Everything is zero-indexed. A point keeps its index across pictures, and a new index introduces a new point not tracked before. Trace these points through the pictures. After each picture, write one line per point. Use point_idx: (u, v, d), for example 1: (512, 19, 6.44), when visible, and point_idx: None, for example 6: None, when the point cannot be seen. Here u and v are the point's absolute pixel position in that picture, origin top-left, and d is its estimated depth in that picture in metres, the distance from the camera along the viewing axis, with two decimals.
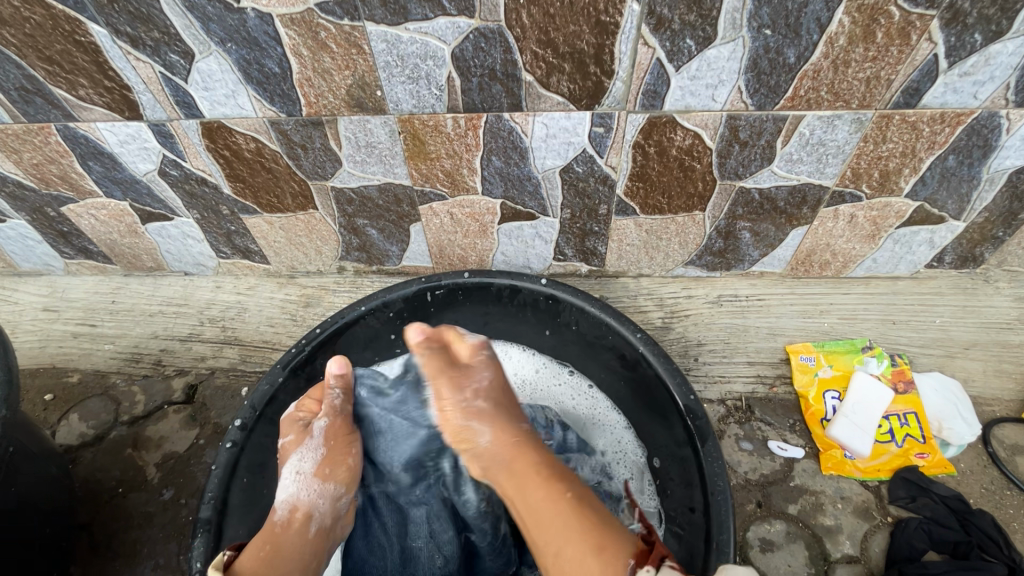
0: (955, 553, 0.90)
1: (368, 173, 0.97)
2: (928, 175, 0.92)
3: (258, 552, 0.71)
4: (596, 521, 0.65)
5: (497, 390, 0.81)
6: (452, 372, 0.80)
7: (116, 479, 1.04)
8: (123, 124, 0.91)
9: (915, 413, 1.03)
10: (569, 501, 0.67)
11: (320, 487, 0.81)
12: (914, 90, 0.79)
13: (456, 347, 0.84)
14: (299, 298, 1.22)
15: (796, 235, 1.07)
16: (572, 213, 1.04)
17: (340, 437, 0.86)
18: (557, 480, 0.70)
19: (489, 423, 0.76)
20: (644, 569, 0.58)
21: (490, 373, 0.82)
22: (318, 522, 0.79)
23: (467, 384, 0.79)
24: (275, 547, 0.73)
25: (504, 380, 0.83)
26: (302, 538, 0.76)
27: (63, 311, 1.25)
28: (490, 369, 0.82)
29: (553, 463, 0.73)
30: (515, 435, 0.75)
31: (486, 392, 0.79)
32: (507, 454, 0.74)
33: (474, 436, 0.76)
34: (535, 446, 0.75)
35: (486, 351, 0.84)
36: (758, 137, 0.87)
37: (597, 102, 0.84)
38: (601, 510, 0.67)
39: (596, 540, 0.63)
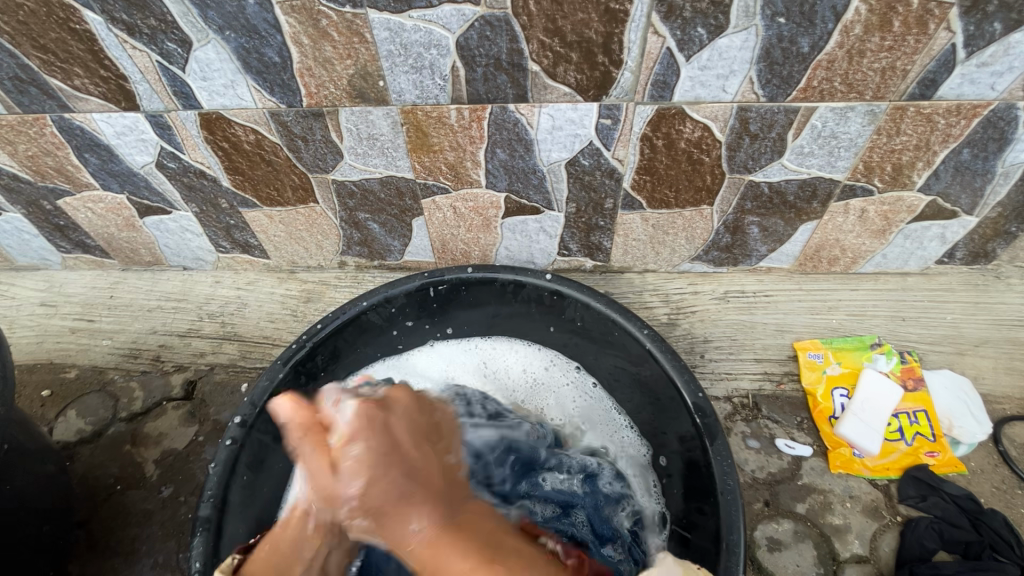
0: (968, 553, 0.89)
1: (369, 166, 0.95)
2: (942, 169, 0.90)
3: (260, 555, 0.68)
4: None
5: (376, 481, 0.57)
6: (320, 476, 0.58)
7: (114, 476, 1.03)
8: (119, 115, 0.90)
9: (926, 410, 1.02)
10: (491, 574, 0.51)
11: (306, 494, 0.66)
12: (930, 81, 0.77)
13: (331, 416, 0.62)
14: (300, 293, 1.20)
15: (805, 230, 1.05)
16: (577, 207, 1.02)
17: None
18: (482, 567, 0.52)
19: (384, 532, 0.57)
20: None
21: (361, 443, 0.58)
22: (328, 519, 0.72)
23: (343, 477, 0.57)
24: (274, 548, 0.68)
25: (389, 443, 0.59)
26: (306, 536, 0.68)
27: (61, 306, 1.23)
28: (385, 418, 0.62)
29: (483, 544, 0.54)
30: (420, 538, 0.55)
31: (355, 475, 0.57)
32: (427, 561, 0.53)
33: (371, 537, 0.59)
34: (451, 523, 0.56)
35: (363, 432, 0.59)
36: (769, 129, 0.85)
37: (604, 93, 0.82)
38: None
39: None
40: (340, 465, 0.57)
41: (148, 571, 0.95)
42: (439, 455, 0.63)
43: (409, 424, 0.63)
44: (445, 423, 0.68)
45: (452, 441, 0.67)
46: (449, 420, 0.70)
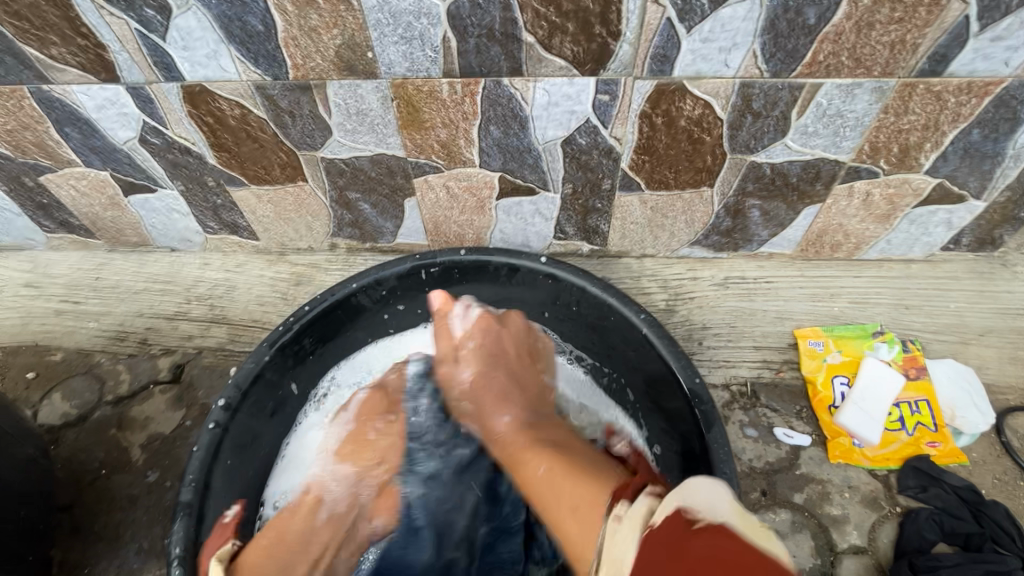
0: (968, 544, 0.87)
1: (359, 143, 0.93)
2: (951, 151, 0.87)
3: (262, 541, 0.74)
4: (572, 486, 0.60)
5: (486, 375, 0.86)
6: (444, 356, 0.92)
7: (99, 460, 1.01)
8: (99, 87, 0.86)
9: (928, 400, 0.99)
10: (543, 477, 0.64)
11: (335, 471, 0.85)
12: (941, 56, 0.74)
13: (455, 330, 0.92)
14: (290, 276, 1.18)
15: (808, 214, 1.02)
16: (573, 188, 0.99)
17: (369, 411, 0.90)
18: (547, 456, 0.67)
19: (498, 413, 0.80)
20: (616, 506, 0.52)
21: (474, 340, 0.90)
22: (328, 511, 0.81)
23: (455, 375, 0.89)
24: (276, 536, 0.75)
25: (496, 345, 0.89)
26: (309, 525, 0.78)
27: (46, 287, 1.21)
28: (474, 352, 0.89)
29: (546, 446, 0.69)
30: (506, 420, 0.78)
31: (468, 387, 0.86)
32: (508, 447, 0.74)
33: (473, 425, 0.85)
34: (520, 432, 0.75)
35: (477, 329, 0.91)
36: (772, 107, 0.82)
37: (602, 67, 0.79)
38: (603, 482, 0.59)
39: (572, 500, 0.58)
40: (460, 353, 0.90)
41: (133, 557, 0.93)
42: (536, 370, 0.90)
43: (515, 341, 0.91)
44: (537, 360, 0.91)
45: (532, 387, 0.86)
46: (546, 351, 0.94)
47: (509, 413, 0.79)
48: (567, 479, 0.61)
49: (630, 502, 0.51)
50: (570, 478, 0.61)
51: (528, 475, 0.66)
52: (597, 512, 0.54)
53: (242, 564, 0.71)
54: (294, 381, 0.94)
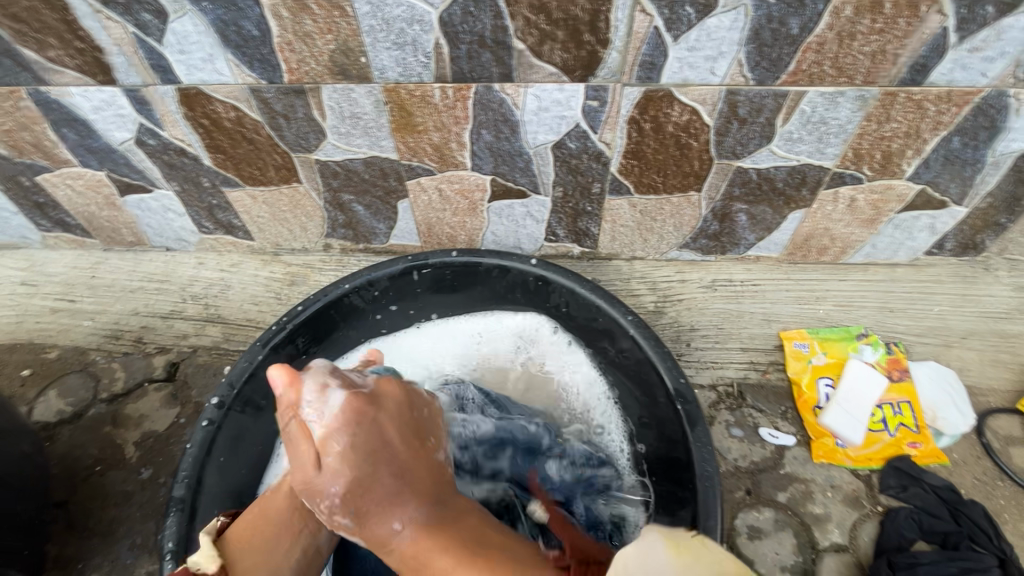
0: (946, 543, 0.88)
1: (353, 146, 0.94)
2: (932, 158, 0.89)
3: (247, 518, 0.71)
4: None
5: (362, 480, 0.61)
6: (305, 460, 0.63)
7: (93, 457, 1.02)
8: (96, 89, 0.88)
9: (910, 401, 1.01)
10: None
11: None
12: (921, 66, 0.76)
13: (308, 418, 0.64)
14: (284, 276, 1.19)
15: (795, 218, 1.04)
16: (564, 191, 1.00)
17: None
18: (466, 548, 0.56)
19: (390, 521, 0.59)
20: None
21: (342, 439, 0.62)
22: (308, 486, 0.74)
23: (324, 493, 0.61)
24: (260, 510, 0.71)
25: (378, 438, 0.63)
26: (290, 501, 0.72)
27: (42, 286, 1.22)
28: (347, 458, 0.61)
29: (441, 551, 0.56)
30: (392, 541, 0.59)
31: (344, 502, 0.61)
32: (413, 559, 0.57)
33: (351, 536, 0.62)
34: (419, 546, 0.57)
35: (344, 427, 0.63)
36: (757, 114, 0.84)
37: (591, 73, 0.80)
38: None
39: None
40: (325, 460, 0.62)
41: (126, 553, 0.94)
42: (428, 453, 0.65)
43: (398, 425, 0.65)
44: (426, 441, 0.66)
45: (400, 480, 0.61)
46: (437, 420, 0.70)
47: (400, 523, 0.59)
48: None
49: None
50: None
51: None
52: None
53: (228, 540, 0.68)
54: None
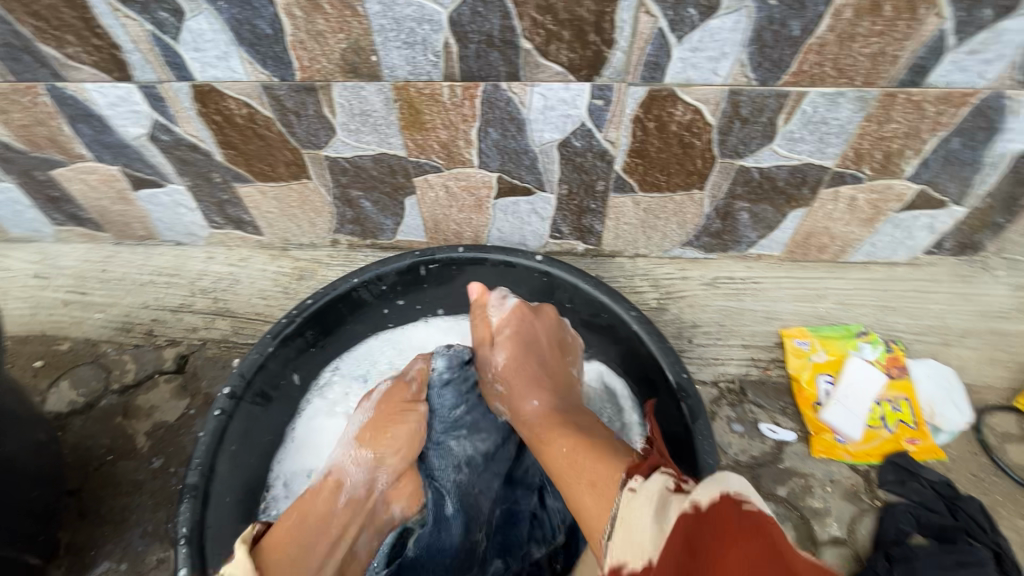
0: (944, 536, 0.90)
1: (362, 142, 0.96)
2: (931, 158, 0.91)
3: (286, 522, 0.72)
4: (602, 464, 0.65)
5: (519, 362, 0.86)
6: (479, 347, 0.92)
7: (105, 446, 1.04)
8: (112, 85, 0.90)
9: (908, 398, 1.03)
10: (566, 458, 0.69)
11: (354, 454, 0.81)
12: (920, 68, 0.78)
13: (490, 316, 0.92)
14: (292, 271, 1.21)
15: (795, 217, 1.06)
16: (568, 188, 1.02)
17: (389, 407, 0.86)
18: (570, 439, 0.71)
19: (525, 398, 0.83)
20: (633, 480, 0.59)
21: (509, 329, 0.89)
22: (348, 492, 0.77)
23: (491, 365, 0.90)
24: (299, 516, 0.73)
25: (534, 338, 0.89)
26: (331, 504, 0.75)
27: (54, 279, 1.24)
28: (507, 346, 0.88)
29: (558, 424, 0.77)
30: (529, 405, 0.82)
31: (502, 372, 0.87)
32: (537, 427, 0.79)
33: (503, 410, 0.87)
34: (546, 414, 0.79)
35: (509, 327, 0.89)
36: (759, 114, 0.86)
37: (596, 73, 0.82)
38: (616, 457, 0.66)
39: (590, 478, 0.63)
40: (497, 340, 0.90)
41: (138, 540, 0.96)
42: (566, 363, 0.90)
43: (548, 332, 0.91)
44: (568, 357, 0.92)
45: (541, 368, 0.86)
46: (578, 345, 0.95)
47: (538, 397, 0.82)
48: (590, 461, 0.66)
49: (643, 478, 0.58)
50: (589, 458, 0.67)
51: (551, 453, 0.73)
52: (612, 488, 0.61)
53: (264, 546, 0.69)
54: (296, 371, 0.97)
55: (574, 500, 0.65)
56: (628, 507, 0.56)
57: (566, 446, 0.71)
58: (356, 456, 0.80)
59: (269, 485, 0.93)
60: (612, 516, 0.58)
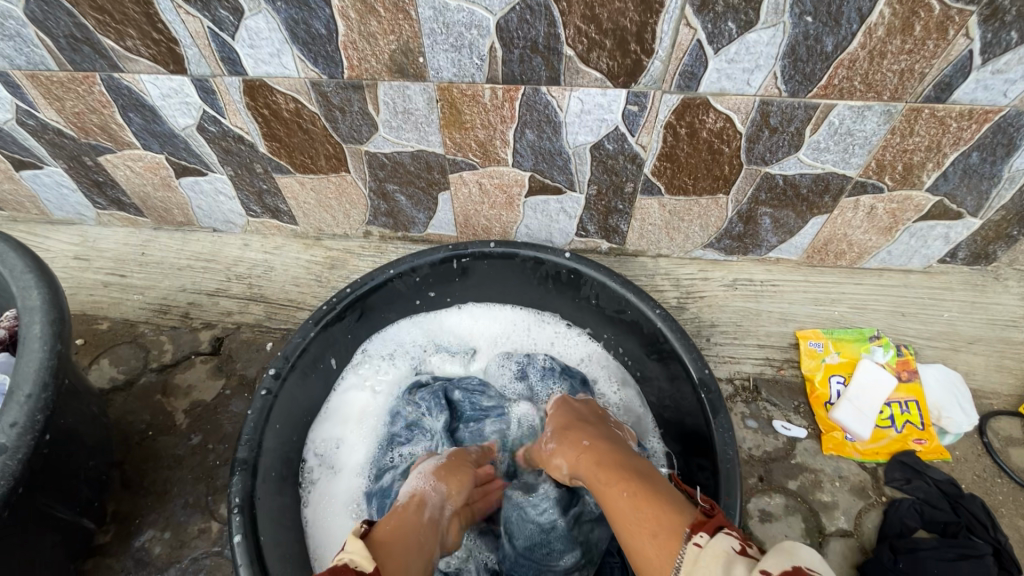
0: (945, 532, 0.94)
1: (402, 139, 1.00)
2: (951, 171, 0.94)
3: (389, 527, 0.69)
4: (653, 508, 0.60)
5: (567, 420, 0.83)
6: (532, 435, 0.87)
7: (145, 422, 1.09)
8: (167, 77, 0.93)
9: (917, 401, 1.07)
10: (624, 500, 0.63)
11: (436, 482, 0.80)
12: (946, 85, 0.81)
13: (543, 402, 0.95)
14: (324, 260, 1.25)
15: (815, 224, 1.10)
16: (598, 189, 1.06)
17: (459, 461, 0.87)
18: (614, 479, 0.67)
19: (562, 450, 0.78)
20: (699, 535, 0.54)
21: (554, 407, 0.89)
22: (431, 511, 0.75)
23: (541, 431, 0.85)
24: (399, 524, 0.70)
25: (579, 409, 0.87)
26: (420, 521, 0.73)
27: (94, 260, 1.29)
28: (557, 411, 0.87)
29: (609, 464, 0.70)
30: (581, 447, 0.75)
31: (553, 433, 0.82)
32: (590, 470, 0.72)
33: (558, 467, 0.79)
34: (599, 454, 0.73)
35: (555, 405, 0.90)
36: (788, 124, 0.89)
37: (633, 80, 0.85)
38: (662, 497, 0.62)
39: (647, 525, 0.59)
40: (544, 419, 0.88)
41: (180, 510, 1.01)
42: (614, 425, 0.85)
43: (590, 405, 0.89)
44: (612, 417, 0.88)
45: (593, 421, 0.83)
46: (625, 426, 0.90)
47: (587, 439, 0.76)
48: (645, 503, 0.61)
49: (710, 535, 0.54)
50: (648, 504, 0.61)
51: (609, 499, 0.65)
52: (672, 540, 0.56)
53: (376, 538, 0.66)
54: (333, 355, 1.02)
55: (632, 553, 0.60)
56: (694, 562, 0.52)
57: (624, 488, 0.65)
58: (436, 484, 0.79)
59: (305, 457, 0.98)
60: (675, 567, 0.54)
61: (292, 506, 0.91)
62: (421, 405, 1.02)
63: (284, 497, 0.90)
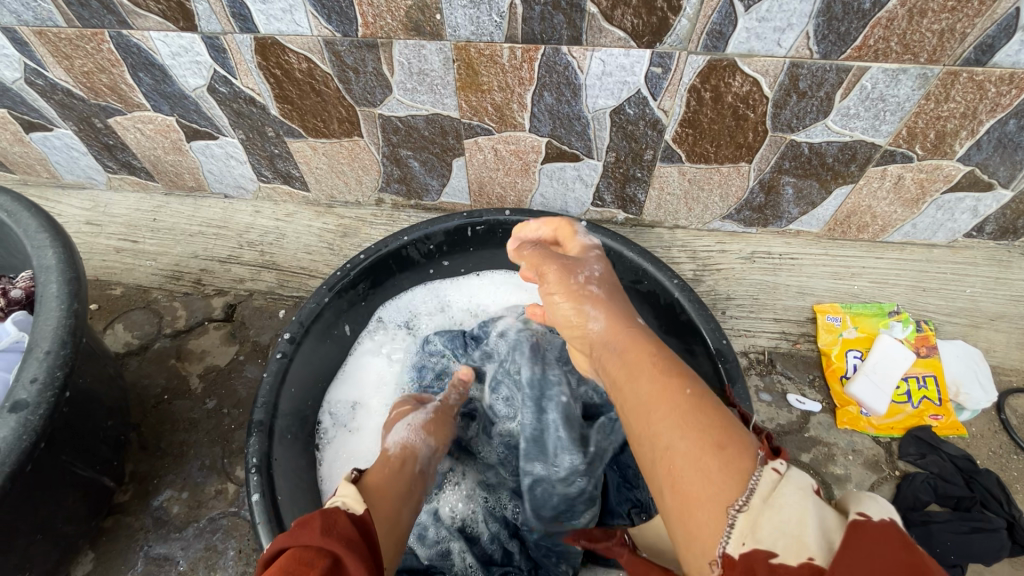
0: (958, 506, 0.94)
1: (417, 102, 0.97)
2: (985, 140, 0.91)
3: (381, 477, 0.73)
4: (721, 421, 0.50)
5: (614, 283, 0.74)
6: (567, 260, 0.76)
7: (161, 386, 1.10)
8: (177, 34, 0.91)
9: (935, 376, 1.06)
10: (689, 397, 0.52)
11: (424, 438, 0.84)
12: (988, 46, 0.77)
13: (569, 246, 0.82)
14: (336, 228, 1.24)
15: (840, 194, 1.07)
16: (616, 156, 1.03)
17: (442, 415, 0.91)
18: (673, 373, 0.55)
19: (606, 310, 0.68)
20: (778, 462, 0.45)
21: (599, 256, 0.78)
22: (422, 465, 0.80)
23: (582, 272, 0.74)
24: (390, 475, 0.74)
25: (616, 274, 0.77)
26: (410, 474, 0.77)
27: (106, 226, 1.28)
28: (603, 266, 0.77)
29: (671, 358, 0.58)
30: (633, 326, 0.65)
31: (601, 282, 0.73)
32: (632, 354, 0.60)
33: (588, 318, 0.68)
34: (653, 341, 0.62)
35: (598, 251, 0.80)
36: (818, 88, 0.86)
37: (659, 39, 0.82)
38: (725, 410, 0.51)
39: (715, 435, 0.48)
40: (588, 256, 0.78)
41: (196, 472, 1.02)
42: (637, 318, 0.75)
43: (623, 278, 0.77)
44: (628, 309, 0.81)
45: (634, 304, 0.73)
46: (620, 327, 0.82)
47: (640, 323, 0.67)
48: (711, 412, 0.50)
49: (788, 466, 0.45)
50: (715, 414, 0.50)
51: (664, 387, 0.53)
52: (744, 460, 0.46)
53: (369, 493, 0.68)
54: (347, 322, 1.02)
55: (680, 451, 0.48)
56: (772, 490, 0.43)
57: (687, 386, 0.53)
58: (426, 440, 0.84)
59: (320, 417, 0.99)
60: (748, 490, 0.44)
61: (308, 468, 0.92)
62: (445, 351, 1.05)
63: (299, 458, 0.91)
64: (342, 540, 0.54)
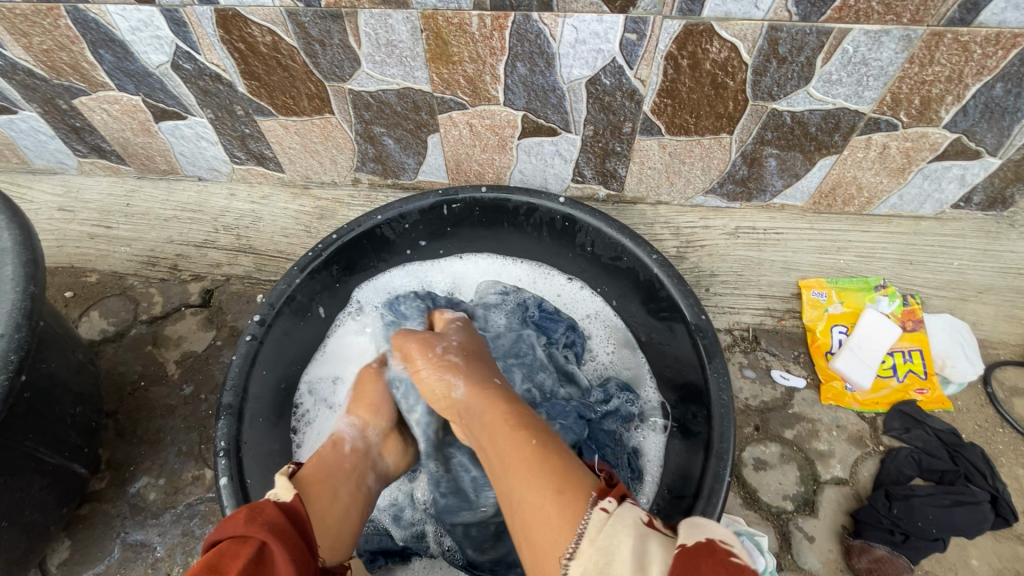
0: (942, 480, 0.94)
1: (387, 76, 0.94)
2: (972, 105, 0.88)
3: (310, 466, 0.71)
4: (564, 467, 0.54)
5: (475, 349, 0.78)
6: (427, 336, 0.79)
7: (137, 372, 1.08)
8: (135, 8, 0.88)
9: (921, 350, 1.04)
10: (534, 447, 0.56)
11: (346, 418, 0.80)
12: (972, 5, 0.74)
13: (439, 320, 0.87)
14: (313, 210, 1.22)
15: (824, 165, 1.04)
16: (594, 129, 1.01)
17: (365, 379, 0.85)
18: (523, 428, 0.60)
19: (465, 377, 0.70)
20: (607, 501, 0.49)
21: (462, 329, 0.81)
22: (351, 442, 0.77)
23: (439, 343, 0.77)
24: (319, 460, 0.72)
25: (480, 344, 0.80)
26: (340, 455, 0.75)
27: (79, 212, 1.25)
28: (461, 332, 0.80)
29: (522, 413, 0.63)
30: (491, 383, 0.70)
31: (459, 348, 0.76)
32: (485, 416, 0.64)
33: (449, 385, 0.71)
34: (505, 398, 0.66)
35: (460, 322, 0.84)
36: (798, 53, 0.83)
37: (631, 4, 0.79)
38: (571, 458, 0.56)
39: (555, 482, 0.52)
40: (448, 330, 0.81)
41: (173, 458, 1.01)
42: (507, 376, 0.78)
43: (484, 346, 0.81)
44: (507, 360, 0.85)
45: (493, 364, 0.77)
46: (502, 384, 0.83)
47: (498, 379, 0.71)
48: (552, 463, 0.55)
49: (618, 502, 0.49)
50: (556, 462, 0.55)
51: (513, 447, 0.58)
52: (579, 503, 0.50)
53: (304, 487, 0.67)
54: (321, 304, 1.00)
55: (528, 505, 0.52)
56: (599, 529, 0.46)
57: (533, 439, 0.58)
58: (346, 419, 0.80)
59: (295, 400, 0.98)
60: (578, 534, 0.47)
61: (282, 451, 0.92)
62: None
63: (273, 442, 0.90)
64: (270, 524, 0.54)
